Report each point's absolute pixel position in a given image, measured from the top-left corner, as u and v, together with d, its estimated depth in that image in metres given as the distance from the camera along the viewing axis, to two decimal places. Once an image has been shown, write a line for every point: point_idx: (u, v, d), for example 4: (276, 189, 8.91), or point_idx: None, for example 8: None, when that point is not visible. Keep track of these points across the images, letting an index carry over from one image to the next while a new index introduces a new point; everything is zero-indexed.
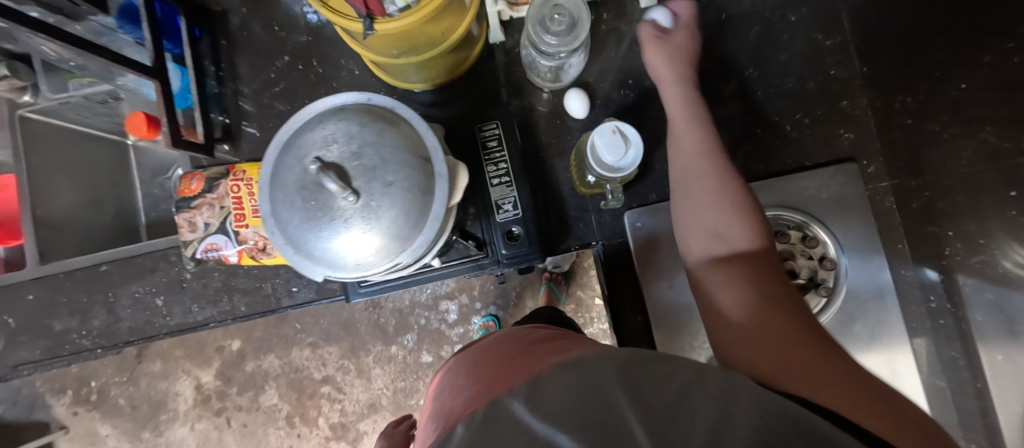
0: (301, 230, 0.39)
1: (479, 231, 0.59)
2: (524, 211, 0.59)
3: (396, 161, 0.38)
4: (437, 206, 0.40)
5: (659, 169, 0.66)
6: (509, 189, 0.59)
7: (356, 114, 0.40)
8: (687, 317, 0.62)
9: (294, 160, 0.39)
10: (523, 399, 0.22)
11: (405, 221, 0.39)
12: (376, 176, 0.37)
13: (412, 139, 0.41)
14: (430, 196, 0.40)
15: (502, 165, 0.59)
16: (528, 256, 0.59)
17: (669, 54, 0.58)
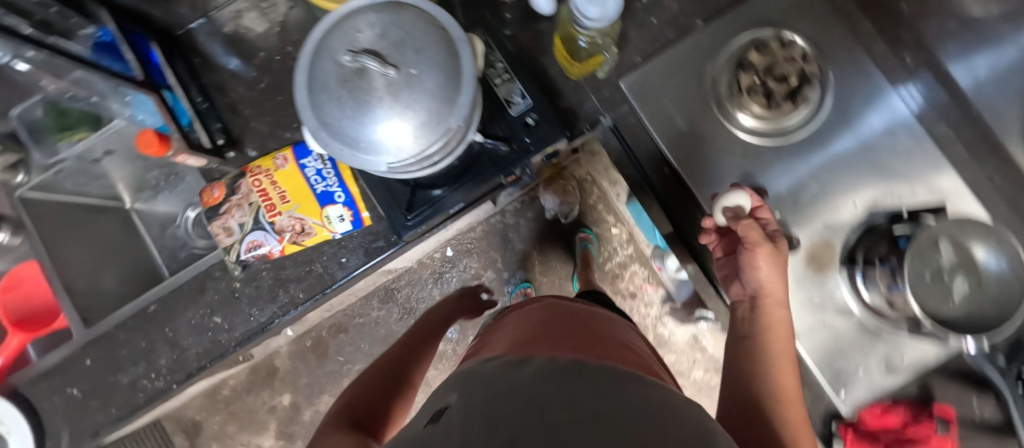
0: (354, 126, 0.42)
1: (501, 129, 0.64)
2: (532, 98, 0.66)
3: (418, 31, 0.42)
4: (466, 63, 0.44)
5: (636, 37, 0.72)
6: (513, 84, 0.66)
7: (366, 7, 0.43)
8: (706, 149, 0.66)
9: (327, 62, 0.42)
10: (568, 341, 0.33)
11: (445, 82, 0.42)
12: (405, 46, 0.41)
13: (422, 13, 0.43)
14: (456, 55, 0.43)
15: (499, 66, 0.67)
16: (550, 136, 0.65)
17: (779, 269, 0.50)
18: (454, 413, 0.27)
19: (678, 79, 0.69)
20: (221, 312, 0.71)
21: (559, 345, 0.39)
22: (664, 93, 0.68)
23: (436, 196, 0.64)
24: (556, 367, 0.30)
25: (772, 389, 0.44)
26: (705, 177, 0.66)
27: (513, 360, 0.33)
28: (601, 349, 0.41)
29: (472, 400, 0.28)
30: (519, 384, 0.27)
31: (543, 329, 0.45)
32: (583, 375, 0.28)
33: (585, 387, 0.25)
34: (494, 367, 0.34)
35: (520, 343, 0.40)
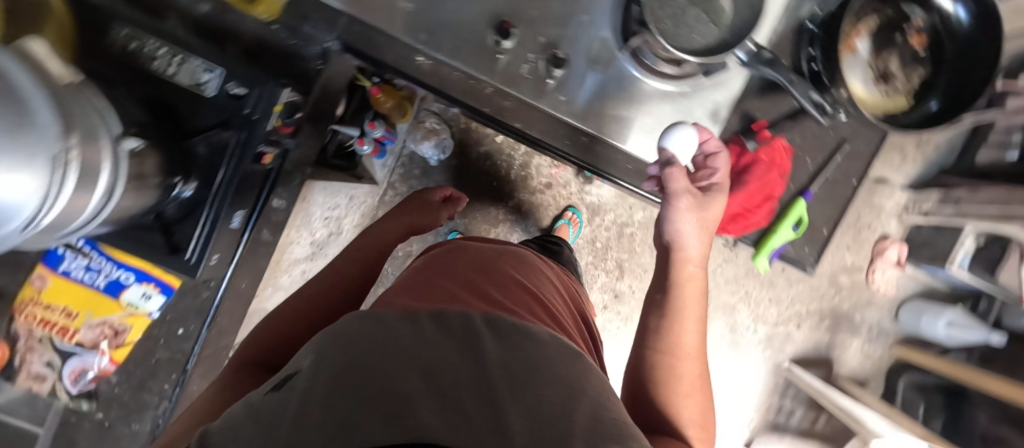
0: None
1: (214, 117, 0.54)
2: (221, 64, 0.54)
3: None
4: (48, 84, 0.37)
5: None
6: (189, 60, 0.53)
7: None
8: (447, 25, 0.62)
9: None
10: (490, 348, 0.37)
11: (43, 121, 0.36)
12: None
13: None
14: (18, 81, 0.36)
15: (158, 47, 0.53)
16: (271, 92, 0.55)
17: (715, 205, 0.64)
18: (299, 378, 0.32)
19: None
20: (106, 438, 0.69)
21: (467, 298, 0.50)
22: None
23: (193, 223, 0.56)
24: (419, 338, 0.36)
25: (687, 364, 0.59)
26: (464, 53, 0.63)
27: (390, 321, 0.38)
28: (501, 300, 0.52)
29: (322, 355, 0.34)
30: (389, 350, 0.34)
31: (449, 282, 0.54)
32: (448, 345, 0.37)
33: (453, 357, 0.35)
34: (372, 321, 0.38)
35: (425, 300, 0.47)
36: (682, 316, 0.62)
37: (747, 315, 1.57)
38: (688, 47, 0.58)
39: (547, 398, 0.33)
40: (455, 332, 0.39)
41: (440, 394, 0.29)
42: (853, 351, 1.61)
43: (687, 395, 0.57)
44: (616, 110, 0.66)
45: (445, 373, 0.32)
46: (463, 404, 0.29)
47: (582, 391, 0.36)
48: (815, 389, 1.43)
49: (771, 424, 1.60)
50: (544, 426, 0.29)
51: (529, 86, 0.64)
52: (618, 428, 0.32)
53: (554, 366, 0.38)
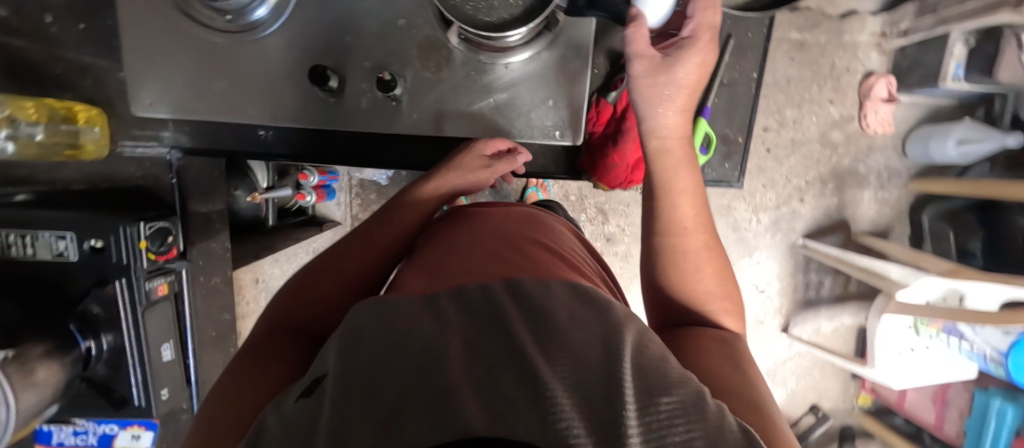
0: None
1: (93, 277, 0.55)
2: (69, 228, 0.53)
3: None
4: None
5: (131, 68, 0.58)
6: (42, 237, 0.53)
7: None
8: (266, 86, 0.60)
9: None
10: (524, 317, 0.28)
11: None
12: None
13: None
14: None
15: (12, 236, 0.53)
16: (127, 235, 0.54)
17: (700, 60, 0.50)
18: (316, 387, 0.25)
19: (185, 59, 0.59)
20: None
21: (484, 263, 0.39)
22: (192, 81, 0.59)
23: (122, 375, 0.58)
24: (433, 317, 0.29)
25: (706, 249, 0.50)
26: (294, 108, 0.60)
27: (396, 301, 0.31)
28: (523, 259, 0.41)
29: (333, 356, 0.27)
30: (397, 336, 0.26)
31: (452, 246, 0.44)
32: (467, 318, 0.29)
33: (468, 335, 0.27)
34: (372, 309, 0.30)
35: (432, 274, 0.38)
36: (668, 189, 0.50)
37: (747, 208, 1.49)
38: (509, 16, 0.53)
39: (588, 350, 0.25)
40: (473, 301, 0.31)
41: (474, 375, 0.22)
42: (867, 202, 1.51)
43: (703, 265, 0.49)
44: (476, 106, 0.60)
45: (472, 349, 0.25)
46: (500, 382, 0.22)
47: (626, 328, 0.28)
48: (832, 259, 1.35)
49: (803, 302, 1.56)
50: (590, 387, 0.22)
51: (374, 118, 0.60)
52: (662, 369, 0.25)
53: (591, 320, 0.28)
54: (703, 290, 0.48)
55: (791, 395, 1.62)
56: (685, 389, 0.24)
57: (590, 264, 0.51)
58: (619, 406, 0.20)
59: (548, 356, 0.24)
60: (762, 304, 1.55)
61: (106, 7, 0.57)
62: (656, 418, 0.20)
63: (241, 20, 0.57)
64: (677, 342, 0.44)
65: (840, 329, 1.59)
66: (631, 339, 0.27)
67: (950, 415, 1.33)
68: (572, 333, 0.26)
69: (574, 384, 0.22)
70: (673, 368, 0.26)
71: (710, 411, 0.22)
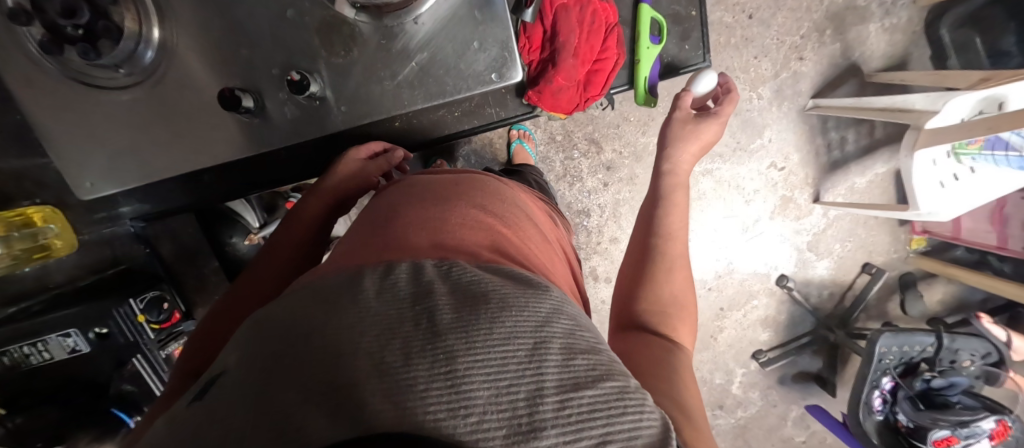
0: None
1: (111, 360, 0.57)
2: (71, 323, 0.55)
3: None
4: None
5: (55, 156, 0.57)
6: (51, 339, 0.55)
7: None
8: (189, 130, 0.58)
9: None
10: (453, 295, 0.30)
11: None
12: None
13: None
14: None
15: (26, 347, 0.55)
16: (124, 314, 0.56)
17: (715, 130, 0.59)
18: (230, 382, 0.26)
19: (100, 130, 0.57)
20: None
21: (417, 243, 0.40)
22: (118, 150, 0.57)
23: None
24: (356, 303, 0.29)
25: (671, 259, 0.51)
26: (224, 142, 0.58)
27: (329, 288, 0.33)
28: (458, 240, 0.41)
29: (254, 353, 0.28)
30: (316, 322, 0.28)
31: (385, 227, 0.44)
32: (389, 301, 0.30)
33: (394, 313, 0.29)
34: (304, 300, 0.32)
35: (364, 255, 0.39)
36: (666, 202, 0.56)
37: (744, 87, 1.38)
38: None
39: (511, 335, 0.27)
40: (405, 283, 0.32)
41: (390, 369, 0.24)
42: (875, 36, 1.36)
43: (675, 272, 0.49)
44: (400, 76, 0.55)
45: (391, 336, 0.26)
46: (416, 370, 0.24)
47: (558, 314, 0.31)
48: (849, 110, 1.27)
49: (829, 166, 1.47)
50: (510, 380, 0.24)
51: (305, 126, 0.57)
52: (592, 357, 0.28)
53: (521, 297, 0.31)
54: (671, 296, 0.47)
55: (838, 261, 1.57)
56: (598, 368, 0.27)
57: (533, 232, 0.51)
58: (535, 401, 0.23)
59: (467, 330, 0.26)
60: (785, 181, 1.47)
61: (8, 105, 0.55)
62: (573, 408, 0.23)
63: (137, 67, 0.54)
64: (638, 344, 0.41)
65: (876, 181, 1.49)
66: (559, 328, 0.29)
67: (1014, 231, 1.24)
68: (500, 314, 0.28)
69: (491, 374, 0.24)
70: (602, 356, 0.29)
71: (629, 403, 0.25)
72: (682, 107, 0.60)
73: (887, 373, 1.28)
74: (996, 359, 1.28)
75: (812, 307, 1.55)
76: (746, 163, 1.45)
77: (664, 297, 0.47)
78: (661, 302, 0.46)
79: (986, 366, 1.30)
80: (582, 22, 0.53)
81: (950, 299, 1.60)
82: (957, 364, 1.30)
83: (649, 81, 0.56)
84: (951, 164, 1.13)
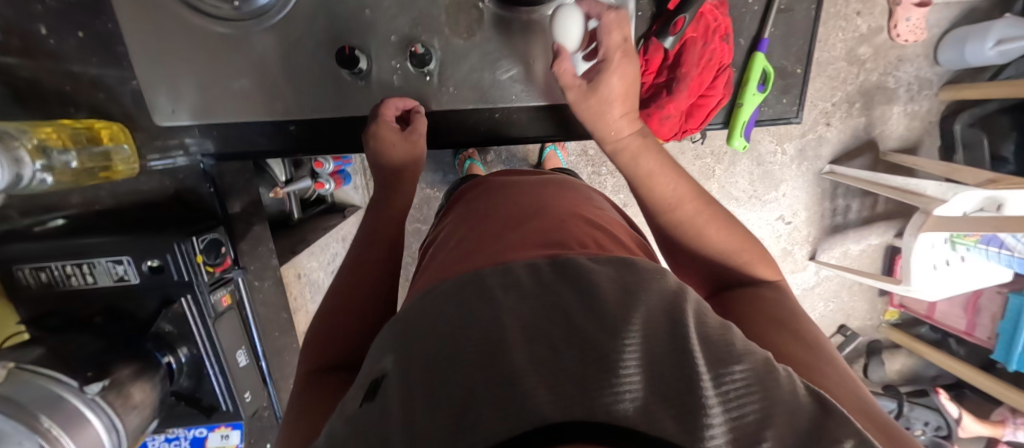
0: None
1: (162, 296, 0.55)
2: (124, 251, 0.52)
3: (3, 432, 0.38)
4: (73, 399, 0.43)
5: (137, 75, 0.55)
6: (99, 262, 0.52)
7: None
8: (279, 75, 0.56)
9: None
10: (576, 287, 0.30)
11: (74, 425, 0.42)
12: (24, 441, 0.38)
13: None
14: (60, 401, 0.42)
15: (70, 268, 0.53)
16: (180, 251, 0.53)
17: (623, 75, 0.49)
18: (398, 381, 0.26)
19: (193, 59, 0.55)
20: None
21: (513, 242, 0.39)
22: (208, 82, 0.56)
23: (206, 384, 0.60)
24: (487, 299, 0.30)
25: (693, 215, 0.49)
26: (317, 97, 0.57)
27: (450, 291, 0.33)
28: (551, 233, 0.40)
29: (410, 352, 0.28)
30: (455, 324, 0.28)
31: (481, 228, 0.46)
32: (518, 298, 0.30)
33: (527, 309, 0.28)
34: (431, 303, 0.33)
35: (468, 262, 0.38)
36: (639, 175, 0.50)
37: (772, 139, 1.41)
38: None
39: (650, 325, 0.27)
40: (521, 278, 0.32)
41: (543, 354, 0.24)
42: (896, 118, 1.40)
43: (706, 229, 0.48)
44: (515, 70, 0.57)
45: (536, 330, 0.26)
46: (568, 361, 0.23)
47: (681, 301, 0.29)
48: (863, 182, 1.31)
49: (831, 228, 1.54)
50: (656, 360, 0.24)
51: (405, 97, 0.57)
52: (726, 340, 0.27)
53: (644, 290, 0.30)
54: (717, 242, 0.48)
55: (819, 318, 1.66)
56: (746, 357, 0.26)
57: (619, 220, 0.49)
58: (691, 378, 0.23)
59: (606, 326, 0.26)
60: (789, 235, 1.54)
61: (101, 10, 0.52)
62: (733, 385, 0.23)
63: (248, 6, 0.52)
64: (737, 310, 0.43)
65: (868, 250, 1.57)
66: (688, 311, 0.29)
67: (983, 321, 1.36)
68: (629, 308, 0.28)
69: (641, 358, 0.24)
70: (736, 337, 0.28)
71: (780, 379, 0.25)
72: (568, 85, 0.50)
73: None
74: (946, 433, 1.40)
75: None
76: (758, 211, 1.51)
77: (719, 247, 0.48)
78: (725, 254, 0.48)
79: (936, 437, 1.41)
80: (702, 57, 0.54)
81: (909, 370, 1.71)
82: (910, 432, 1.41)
83: (746, 124, 0.59)
84: (947, 250, 1.22)
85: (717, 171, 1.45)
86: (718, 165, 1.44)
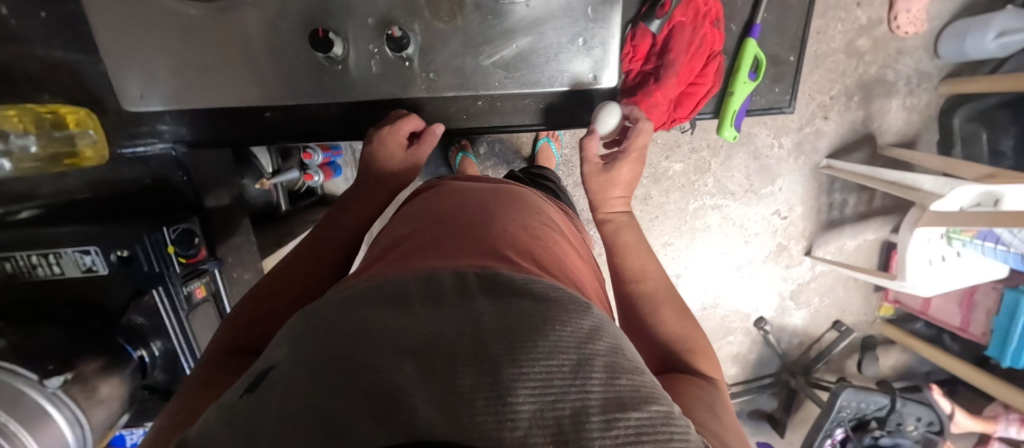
0: None
1: (131, 287, 0.53)
2: (92, 242, 0.51)
3: None
4: (31, 394, 0.42)
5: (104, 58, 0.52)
6: (65, 253, 0.51)
7: None
8: (253, 58, 0.54)
9: None
10: (496, 299, 0.26)
11: (29, 422, 0.40)
12: None
13: None
14: (16, 397, 0.41)
15: (34, 259, 0.51)
16: (151, 242, 0.51)
17: (631, 171, 0.55)
18: (276, 378, 0.21)
19: (160, 41, 0.52)
20: None
21: (452, 247, 0.35)
22: (178, 65, 0.54)
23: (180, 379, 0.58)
24: (395, 302, 0.26)
25: (649, 293, 0.46)
26: (294, 84, 0.55)
27: (366, 285, 0.29)
28: (494, 243, 0.36)
29: (304, 344, 0.23)
30: (354, 318, 0.24)
31: (424, 223, 0.41)
32: (429, 305, 0.25)
33: (430, 316, 0.24)
34: (343, 294, 0.28)
35: (398, 265, 0.33)
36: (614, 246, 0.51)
37: (769, 133, 1.39)
38: None
39: (563, 346, 0.22)
40: (442, 284, 0.28)
41: (429, 378, 0.19)
42: (895, 111, 1.37)
43: (661, 306, 0.45)
44: (498, 56, 0.55)
45: (435, 340, 0.21)
46: (460, 379, 0.19)
47: (602, 335, 0.25)
48: (860, 177, 1.30)
49: (827, 223, 1.52)
50: (557, 396, 0.19)
51: (387, 84, 0.56)
52: (635, 376, 0.22)
53: (568, 311, 0.26)
54: (670, 327, 0.44)
55: (813, 313, 1.65)
56: (649, 401, 0.21)
57: (564, 242, 0.45)
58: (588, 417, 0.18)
59: (516, 342, 0.21)
60: (785, 230, 1.51)
61: None
62: (623, 433, 0.18)
63: None
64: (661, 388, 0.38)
65: (864, 246, 1.56)
66: (607, 345, 0.24)
67: (977, 317, 1.35)
68: (544, 325, 0.23)
69: (542, 384, 0.19)
70: (648, 378, 0.24)
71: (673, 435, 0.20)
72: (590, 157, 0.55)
73: (841, 426, 1.38)
74: (938, 428, 1.39)
75: (782, 353, 1.62)
76: (754, 206, 1.47)
77: (670, 323, 0.44)
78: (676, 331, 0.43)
79: (928, 432, 1.41)
80: (692, 43, 0.53)
81: (902, 365, 1.70)
82: (902, 427, 1.39)
83: (736, 114, 0.57)
84: (942, 245, 1.21)
85: (713, 165, 1.42)
86: (714, 159, 1.41)
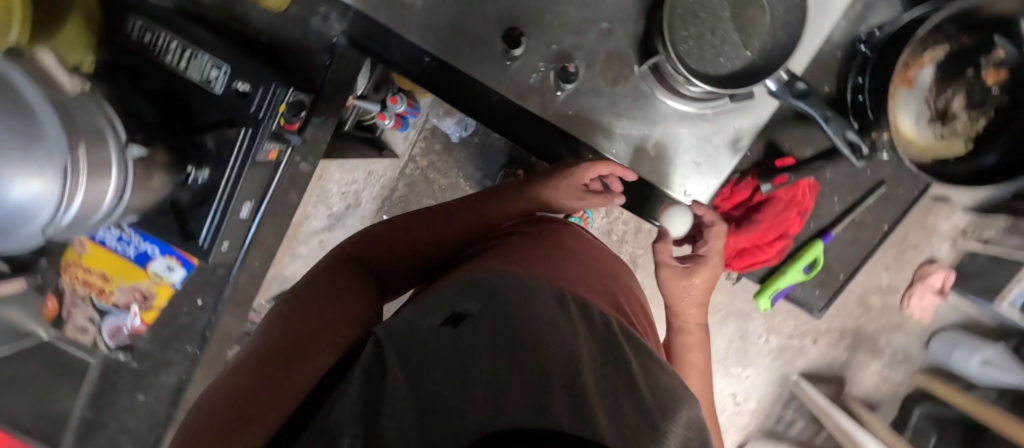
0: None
1: (224, 115, 0.56)
2: (227, 63, 0.54)
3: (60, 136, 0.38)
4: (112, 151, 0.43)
5: None
6: (199, 56, 0.55)
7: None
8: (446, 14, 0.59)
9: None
10: (637, 364, 0.30)
11: (100, 173, 0.42)
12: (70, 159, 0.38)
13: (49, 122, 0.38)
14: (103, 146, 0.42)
15: (173, 45, 0.55)
16: (271, 92, 0.55)
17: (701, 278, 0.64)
18: (474, 336, 0.29)
19: None
20: (142, 389, 0.75)
21: (585, 290, 0.41)
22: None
23: (199, 211, 0.59)
24: (564, 324, 0.32)
25: None
26: (463, 55, 0.60)
27: (535, 294, 0.36)
28: (614, 308, 0.41)
29: (493, 320, 0.31)
30: (535, 322, 0.31)
31: (557, 253, 0.48)
32: (589, 340, 0.31)
33: (587, 350, 0.29)
34: (518, 292, 0.36)
35: (544, 279, 0.40)
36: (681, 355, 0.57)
37: (763, 325, 1.47)
38: (711, 71, 0.53)
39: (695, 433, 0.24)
40: (597, 327, 0.33)
41: (596, 398, 0.23)
42: (871, 372, 1.46)
43: None
44: (629, 130, 0.62)
45: (596, 375, 0.26)
46: (619, 410, 0.23)
47: None
48: (819, 409, 1.35)
49: (769, 432, 1.55)
50: None
51: (532, 98, 0.61)
52: None
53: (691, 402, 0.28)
54: None
55: None
56: None
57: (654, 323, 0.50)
58: None
59: (663, 409, 0.24)
60: (731, 416, 1.54)
61: None
62: None
63: None
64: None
65: None
66: None
67: None
68: (678, 405, 0.26)
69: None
70: None
71: None
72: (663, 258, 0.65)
73: None
74: None
75: None
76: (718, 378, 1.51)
77: None
78: None
79: None
80: (777, 217, 0.62)
81: None
82: None
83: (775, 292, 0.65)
84: None
85: None
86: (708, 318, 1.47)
